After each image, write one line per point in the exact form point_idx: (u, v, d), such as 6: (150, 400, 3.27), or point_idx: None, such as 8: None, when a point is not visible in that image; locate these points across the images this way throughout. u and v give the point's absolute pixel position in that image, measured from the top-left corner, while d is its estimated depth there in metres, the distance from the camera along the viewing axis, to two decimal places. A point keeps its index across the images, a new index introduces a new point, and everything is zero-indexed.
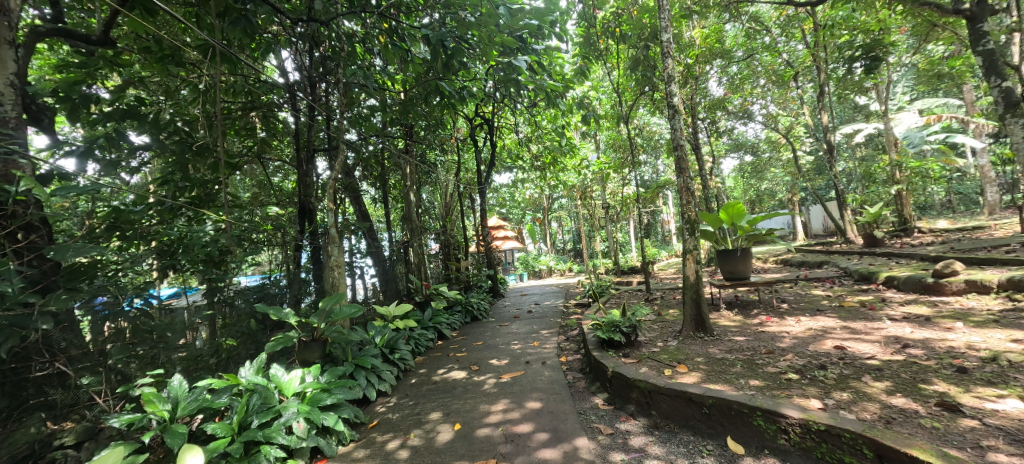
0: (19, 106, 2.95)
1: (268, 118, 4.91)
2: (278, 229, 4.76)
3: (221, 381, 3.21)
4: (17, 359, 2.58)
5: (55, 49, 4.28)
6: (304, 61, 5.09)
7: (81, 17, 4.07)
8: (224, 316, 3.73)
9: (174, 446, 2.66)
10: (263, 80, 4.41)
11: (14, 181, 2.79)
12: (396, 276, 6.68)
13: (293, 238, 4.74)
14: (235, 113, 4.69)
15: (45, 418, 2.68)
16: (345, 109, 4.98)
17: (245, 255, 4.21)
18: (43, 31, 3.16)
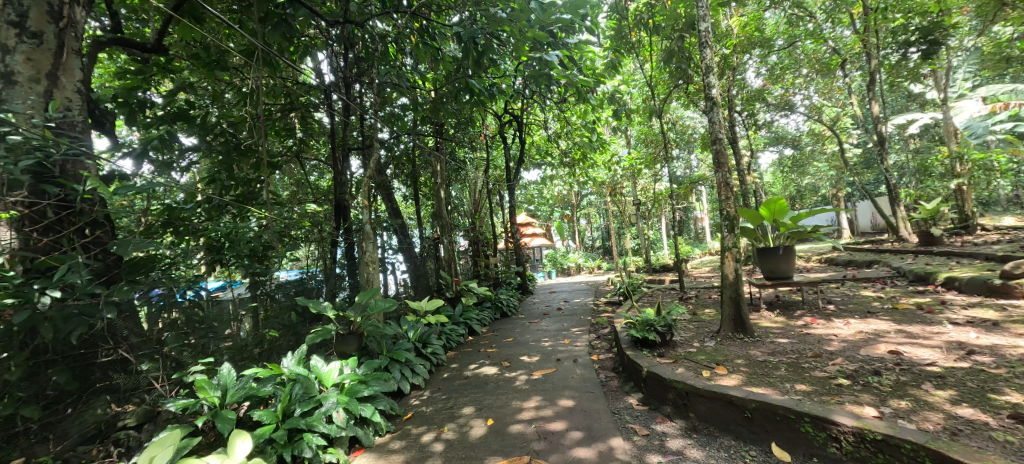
0: (85, 111, 3.13)
1: (306, 119, 5.07)
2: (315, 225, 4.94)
3: (266, 370, 3.35)
4: (85, 345, 2.77)
5: (114, 58, 4.61)
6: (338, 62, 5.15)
7: (137, 28, 4.36)
8: (267, 308, 3.91)
9: (224, 431, 2.81)
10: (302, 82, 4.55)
11: (81, 181, 2.98)
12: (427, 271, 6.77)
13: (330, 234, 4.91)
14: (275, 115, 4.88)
15: (111, 400, 2.89)
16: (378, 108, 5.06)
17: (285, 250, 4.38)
18: (104, 41, 3.37)
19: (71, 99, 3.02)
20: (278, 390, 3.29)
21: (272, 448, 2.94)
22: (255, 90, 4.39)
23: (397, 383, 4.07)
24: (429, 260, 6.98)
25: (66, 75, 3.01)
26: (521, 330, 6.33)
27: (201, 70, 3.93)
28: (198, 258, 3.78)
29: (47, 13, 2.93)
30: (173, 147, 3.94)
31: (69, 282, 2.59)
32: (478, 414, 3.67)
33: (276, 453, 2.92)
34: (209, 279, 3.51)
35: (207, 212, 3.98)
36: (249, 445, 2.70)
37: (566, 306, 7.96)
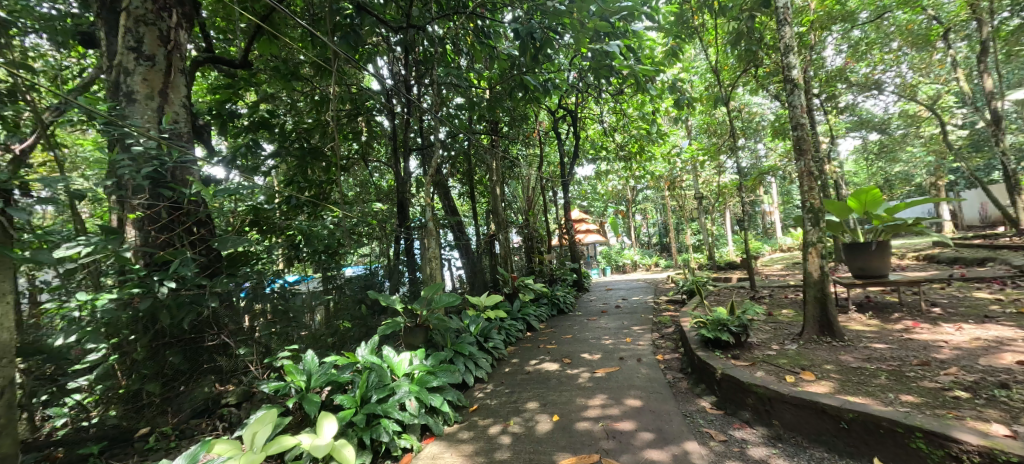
0: (189, 123, 3.47)
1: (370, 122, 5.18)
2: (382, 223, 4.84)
3: (343, 358, 3.57)
4: (194, 330, 3.14)
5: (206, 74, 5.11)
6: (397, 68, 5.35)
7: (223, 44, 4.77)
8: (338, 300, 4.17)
9: (311, 413, 3.04)
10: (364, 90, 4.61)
11: (187, 184, 3.33)
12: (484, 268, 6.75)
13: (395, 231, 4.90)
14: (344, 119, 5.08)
15: (215, 380, 3.25)
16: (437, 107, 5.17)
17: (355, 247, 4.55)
18: (200, 60, 3.72)
19: (178, 112, 3.35)
20: (355, 377, 3.51)
21: (352, 431, 3.15)
22: (325, 98, 4.66)
23: (463, 375, 4.20)
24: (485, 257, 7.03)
25: (174, 92, 3.34)
26: (580, 327, 6.27)
27: (280, 81, 4.22)
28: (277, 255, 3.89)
29: (158, 38, 3.27)
30: (258, 154, 4.27)
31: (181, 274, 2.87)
32: (544, 409, 3.69)
33: (356, 436, 3.14)
34: (287, 272, 3.80)
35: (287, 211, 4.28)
36: (335, 427, 2.90)
37: (625, 304, 7.79)
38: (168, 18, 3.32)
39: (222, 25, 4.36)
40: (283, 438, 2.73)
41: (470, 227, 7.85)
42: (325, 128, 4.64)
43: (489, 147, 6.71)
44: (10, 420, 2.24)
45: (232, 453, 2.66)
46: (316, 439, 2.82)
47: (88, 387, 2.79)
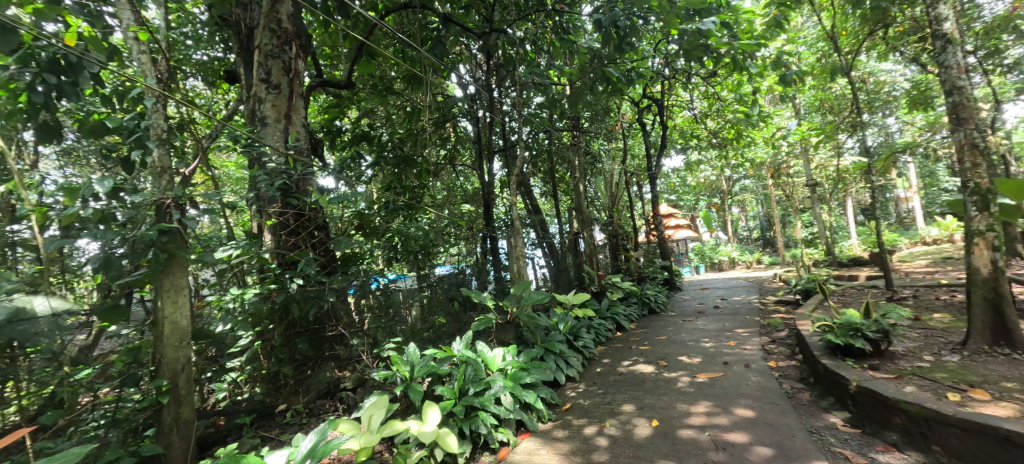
0: (308, 141, 3.82)
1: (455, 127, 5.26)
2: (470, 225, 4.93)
3: (442, 352, 3.86)
4: (317, 322, 3.63)
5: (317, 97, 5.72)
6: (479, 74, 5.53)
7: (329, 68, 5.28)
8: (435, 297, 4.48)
9: (417, 401, 3.32)
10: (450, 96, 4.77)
11: (306, 194, 3.76)
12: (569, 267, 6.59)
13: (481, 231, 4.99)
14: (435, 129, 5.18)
15: (335, 367, 3.72)
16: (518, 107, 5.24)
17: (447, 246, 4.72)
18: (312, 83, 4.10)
19: (299, 132, 3.69)
20: (453, 369, 3.77)
21: (453, 421, 3.42)
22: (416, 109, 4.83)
23: (554, 373, 4.30)
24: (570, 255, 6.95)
25: (297, 114, 3.68)
26: (674, 328, 6.07)
27: (377, 96, 4.43)
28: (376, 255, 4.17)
29: (282, 69, 3.58)
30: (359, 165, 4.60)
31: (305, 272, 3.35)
32: (640, 412, 3.68)
33: (457, 426, 3.40)
34: (388, 270, 4.18)
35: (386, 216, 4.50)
36: (440, 415, 3.13)
37: (724, 304, 7.36)
38: (289, 50, 3.60)
39: (327, 46, 4.70)
40: (395, 423, 3.02)
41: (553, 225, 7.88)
42: (417, 136, 4.80)
43: (571, 143, 6.65)
44: (188, 392, 2.94)
45: (354, 432, 3.00)
46: (423, 425, 3.08)
47: (240, 367, 3.38)
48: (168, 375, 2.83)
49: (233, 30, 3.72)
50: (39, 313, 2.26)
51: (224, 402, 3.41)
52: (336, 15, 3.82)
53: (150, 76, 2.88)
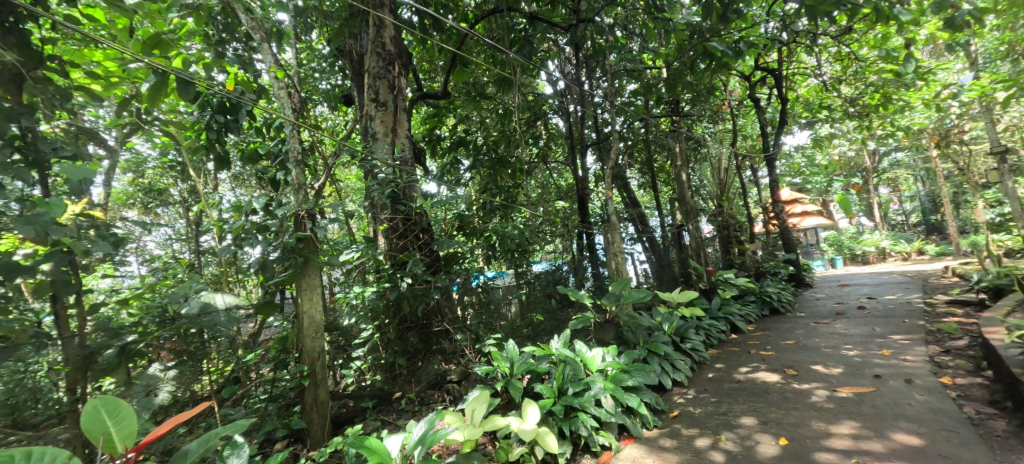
0: (411, 151, 4.10)
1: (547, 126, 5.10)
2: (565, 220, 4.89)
3: (540, 350, 4.01)
4: (425, 317, 3.94)
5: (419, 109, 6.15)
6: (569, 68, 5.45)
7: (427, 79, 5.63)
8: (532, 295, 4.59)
9: (517, 397, 3.47)
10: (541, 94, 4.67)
11: (411, 199, 4.05)
12: (674, 262, 6.23)
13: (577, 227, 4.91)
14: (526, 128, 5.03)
15: (443, 359, 4.02)
16: (612, 97, 5.03)
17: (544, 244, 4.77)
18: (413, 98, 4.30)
19: (404, 143, 4.00)
20: (551, 368, 3.88)
21: (554, 419, 3.53)
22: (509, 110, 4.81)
23: (659, 377, 4.16)
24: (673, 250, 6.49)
25: (400, 127, 3.99)
26: (803, 332, 5.45)
27: (471, 101, 4.50)
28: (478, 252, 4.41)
29: (388, 87, 3.91)
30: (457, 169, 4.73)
31: (413, 272, 3.66)
32: (767, 428, 3.41)
33: (557, 425, 3.51)
34: (488, 268, 4.36)
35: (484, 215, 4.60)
36: (537, 414, 3.30)
37: (870, 305, 6.39)
38: (393, 69, 3.93)
39: (424, 60, 4.93)
40: (495, 418, 3.27)
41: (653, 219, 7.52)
42: (510, 137, 4.79)
43: (671, 130, 6.21)
44: (324, 377, 3.44)
45: (458, 424, 3.30)
46: (522, 423, 3.27)
47: (364, 356, 3.80)
48: (308, 362, 3.34)
49: (348, 59, 4.18)
50: (217, 308, 3.03)
51: (351, 386, 3.73)
52: (432, 32, 4.15)
53: (287, 108, 3.44)
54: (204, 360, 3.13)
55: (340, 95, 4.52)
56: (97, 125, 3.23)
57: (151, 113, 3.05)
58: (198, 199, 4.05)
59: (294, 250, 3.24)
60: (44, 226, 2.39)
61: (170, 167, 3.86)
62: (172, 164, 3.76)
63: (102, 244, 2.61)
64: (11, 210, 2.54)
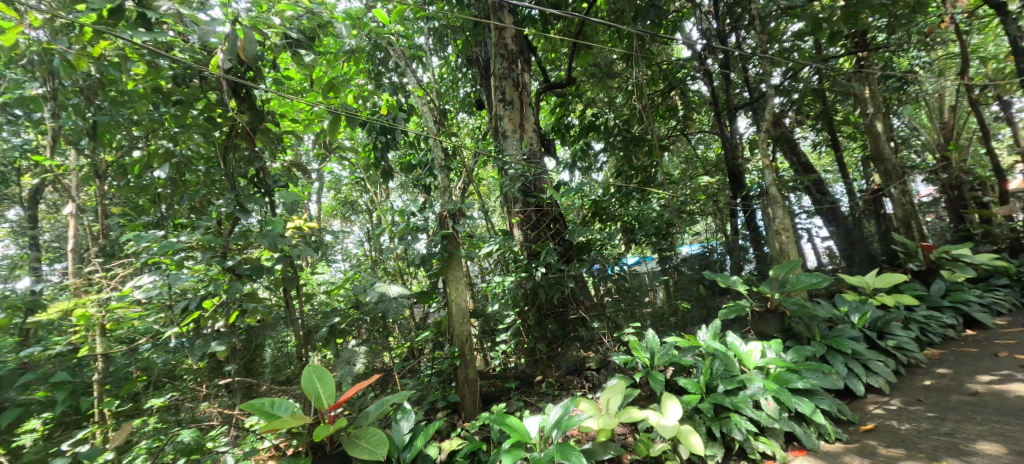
0: (538, 144, 4.21)
1: (687, 95, 4.65)
2: (713, 197, 4.38)
3: (686, 340, 3.65)
4: (562, 305, 4.06)
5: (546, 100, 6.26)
6: (708, 24, 4.84)
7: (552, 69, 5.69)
8: (676, 281, 4.28)
9: (657, 390, 3.31)
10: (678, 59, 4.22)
11: (541, 191, 4.18)
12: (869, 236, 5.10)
13: (728, 203, 4.37)
14: (660, 100, 4.66)
15: (580, 346, 4.09)
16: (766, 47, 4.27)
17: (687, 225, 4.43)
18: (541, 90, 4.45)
19: (532, 137, 4.17)
20: (698, 362, 3.54)
21: (702, 418, 3.24)
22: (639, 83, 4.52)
23: (844, 380, 3.46)
24: (868, 221, 5.26)
25: (527, 122, 4.16)
26: None
27: (597, 83, 4.35)
28: (618, 238, 4.21)
29: (513, 86, 4.15)
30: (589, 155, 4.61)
31: (547, 261, 3.81)
32: (1021, 461, 2.53)
33: (704, 424, 3.21)
34: (627, 254, 4.19)
35: (619, 198, 4.36)
36: (679, 410, 3.01)
37: None
38: (516, 67, 4.16)
39: (548, 50, 4.94)
40: (632, 410, 3.09)
41: (840, 184, 6.18)
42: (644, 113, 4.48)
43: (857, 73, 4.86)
44: (468, 360, 3.70)
45: (594, 412, 3.24)
46: (662, 418, 3.03)
47: (508, 340, 4.05)
48: (458, 344, 3.70)
49: (477, 67, 4.58)
50: (390, 296, 3.51)
51: (499, 368, 4.13)
52: (551, 23, 4.24)
53: (430, 121, 3.80)
54: (389, 337, 3.77)
55: (474, 99, 4.98)
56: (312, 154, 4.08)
57: (333, 144, 3.83)
58: (376, 207, 4.93)
59: (443, 246, 3.58)
60: (274, 238, 3.15)
61: (354, 183, 4.82)
62: (356, 181, 4.67)
63: (308, 249, 3.31)
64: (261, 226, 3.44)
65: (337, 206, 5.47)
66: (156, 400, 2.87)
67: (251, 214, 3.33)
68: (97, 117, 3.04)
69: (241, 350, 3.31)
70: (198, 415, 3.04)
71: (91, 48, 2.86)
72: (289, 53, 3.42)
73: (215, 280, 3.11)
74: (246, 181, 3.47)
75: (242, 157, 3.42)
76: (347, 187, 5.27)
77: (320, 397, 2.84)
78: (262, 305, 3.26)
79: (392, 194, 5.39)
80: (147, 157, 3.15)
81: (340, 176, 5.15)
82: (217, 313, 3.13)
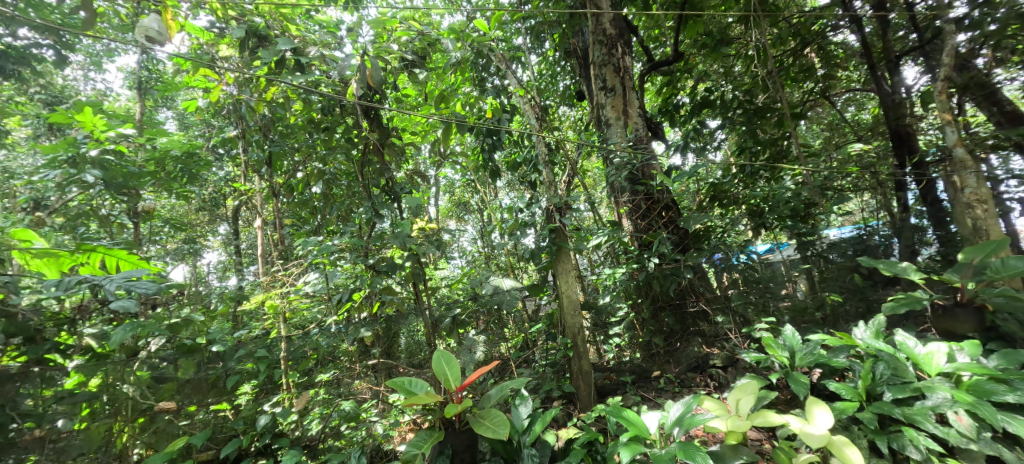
0: (646, 128, 4.06)
1: (828, 51, 4.01)
2: (868, 167, 3.72)
3: (835, 338, 2.91)
4: (679, 297, 3.81)
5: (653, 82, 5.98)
6: None
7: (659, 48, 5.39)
8: (821, 270, 3.68)
9: (799, 394, 2.62)
10: (813, 10, 3.69)
11: (651, 178, 3.99)
12: None
13: (891, 174, 3.63)
14: (788, 61, 4.16)
15: (702, 342, 3.80)
16: None
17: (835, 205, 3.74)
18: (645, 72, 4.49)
19: (637, 122, 4.01)
20: (854, 364, 2.78)
21: (863, 432, 2.53)
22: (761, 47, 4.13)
23: None
24: None
25: (631, 107, 4.07)
26: None
27: (710, 53, 4.16)
28: (745, 224, 3.83)
29: (614, 71, 4.10)
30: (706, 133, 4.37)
31: (661, 251, 3.59)
32: None
33: (867, 437, 2.52)
34: (755, 242, 3.76)
35: (744, 181, 3.95)
36: (830, 416, 2.39)
37: None
38: (616, 52, 4.10)
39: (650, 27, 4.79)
40: (768, 413, 2.48)
41: None
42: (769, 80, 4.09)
43: None
44: (580, 351, 3.49)
45: (722, 412, 2.63)
46: (808, 425, 2.43)
47: (621, 333, 3.91)
48: (570, 335, 3.52)
49: (575, 58, 4.62)
50: (504, 289, 3.51)
51: (613, 361, 3.97)
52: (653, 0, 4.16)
53: (532, 118, 3.88)
54: (504, 328, 3.81)
55: (575, 91, 5.06)
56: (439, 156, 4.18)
57: (446, 150, 4.17)
58: (486, 205, 5.27)
59: (550, 240, 3.47)
60: (404, 238, 3.27)
61: (466, 185, 5.21)
62: (467, 182, 5.04)
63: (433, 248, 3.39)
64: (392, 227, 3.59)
65: (453, 206, 5.99)
66: (323, 376, 3.17)
67: (385, 219, 3.59)
68: (272, 149, 3.87)
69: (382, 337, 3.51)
70: (349, 392, 3.22)
71: (266, 95, 3.58)
72: (407, 74, 3.67)
73: (360, 278, 3.34)
74: (381, 190, 3.73)
75: (374, 170, 3.70)
76: (460, 188, 5.71)
77: (448, 379, 2.62)
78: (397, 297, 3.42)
79: (501, 192, 5.67)
80: (307, 177, 3.87)
81: (455, 180, 5.58)
82: (363, 304, 3.40)
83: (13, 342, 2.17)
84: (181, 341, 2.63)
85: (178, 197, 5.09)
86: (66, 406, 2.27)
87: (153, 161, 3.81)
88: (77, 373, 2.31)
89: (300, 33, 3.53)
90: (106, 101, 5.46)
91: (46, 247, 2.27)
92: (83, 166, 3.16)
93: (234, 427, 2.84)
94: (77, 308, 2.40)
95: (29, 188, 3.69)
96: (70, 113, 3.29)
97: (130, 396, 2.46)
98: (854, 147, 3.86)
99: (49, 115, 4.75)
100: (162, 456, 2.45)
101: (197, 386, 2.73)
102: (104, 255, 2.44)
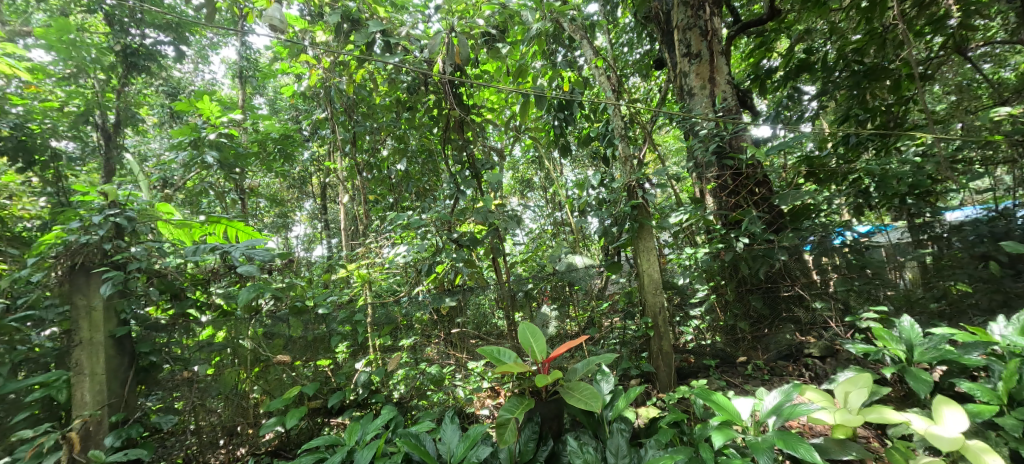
0: (735, 97, 3.80)
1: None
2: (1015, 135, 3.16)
3: (967, 334, 2.50)
4: (770, 280, 3.51)
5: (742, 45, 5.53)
6: None
7: (750, 8, 4.95)
8: (945, 255, 3.23)
9: (919, 391, 2.31)
10: None
11: (740, 150, 3.70)
12: None
13: None
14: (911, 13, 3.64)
15: (796, 329, 3.51)
16: None
17: (969, 181, 3.25)
18: (736, 33, 4.19)
19: (725, 90, 3.78)
20: (994, 363, 2.35)
21: (1003, 438, 2.17)
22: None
23: None
24: None
25: (718, 74, 3.80)
26: None
27: (812, 8, 3.77)
28: (838, 203, 3.46)
29: (700, 35, 3.83)
30: (801, 100, 4.15)
31: (752, 231, 3.32)
32: None
33: (1007, 445, 2.17)
34: (857, 223, 3.38)
35: (849, 152, 3.56)
36: (963, 418, 2.13)
37: None
38: (704, 14, 3.83)
39: None
40: (884, 409, 2.27)
41: None
42: (886, 35, 3.58)
43: None
44: (660, 333, 3.36)
45: (826, 405, 2.41)
46: (934, 425, 2.17)
47: (701, 316, 3.60)
48: (651, 315, 3.40)
49: (656, 22, 4.35)
50: (577, 266, 3.63)
51: (692, 343, 3.70)
52: None
53: (609, 90, 3.72)
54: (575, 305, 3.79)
55: (653, 59, 4.78)
56: (514, 131, 4.14)
57: (520, 125, 4.17)
58: (552, 183, 5.29)
59: (633, 216, 3.30)
60: (486, 214, 3.27)
61: (530, 162, 5.23)
62: (532, 160, 5.03)
63: (511, 222, 3.33)
64: (468, 206, 3.52)
65: (515, 184, 6.03)
66: (405, 340, 3.14)
67: (466, 195, 3.58)
68: (357, 128, 4.10)
69: (463, 306, 3.37)
70: (426, 356, 3.17)
71: (355, 77, 3.74)
72: (488, 49, 3.62)
73: (441, 250, 3.32)
74: (465, 167, 3.69)
75: (455, 146, 3.67)
76: (524, 167, 5.74)
77: (534, 351, 2.57)
78: (476, 270, 3.44)
79: (566, 169, 5.62)
80: (392, 155, 4.07)
81: (520, 157, 5.59)
82: (445, 277, 3.42)
83: (164, 297, 2.69)
84: (292, 302, 2.93)
85: (272, 176, 5.59)
86: (205, 353, 2.74)
87: (256, 142, 4.26)
88: (209, 326, 2.74)
89: (388, 15, 3.59)
90: (215, 90, 6.08)
91: (182, 219, 2.67)
92: (203, 148, 3.52)
93: (338, 381, 2.92)
94: (209, 272, 2.76)
95: (160, 168, 4.23)
96: (192, 101, 3.69)
97: (251, 349, 2.80)
98: (997, 111, 3.26)
99: (171, 104, 5.40)
100: (281, 402, 2.69)
101: (305, 344, 2.96)
102: (226, 226, 2.85)
